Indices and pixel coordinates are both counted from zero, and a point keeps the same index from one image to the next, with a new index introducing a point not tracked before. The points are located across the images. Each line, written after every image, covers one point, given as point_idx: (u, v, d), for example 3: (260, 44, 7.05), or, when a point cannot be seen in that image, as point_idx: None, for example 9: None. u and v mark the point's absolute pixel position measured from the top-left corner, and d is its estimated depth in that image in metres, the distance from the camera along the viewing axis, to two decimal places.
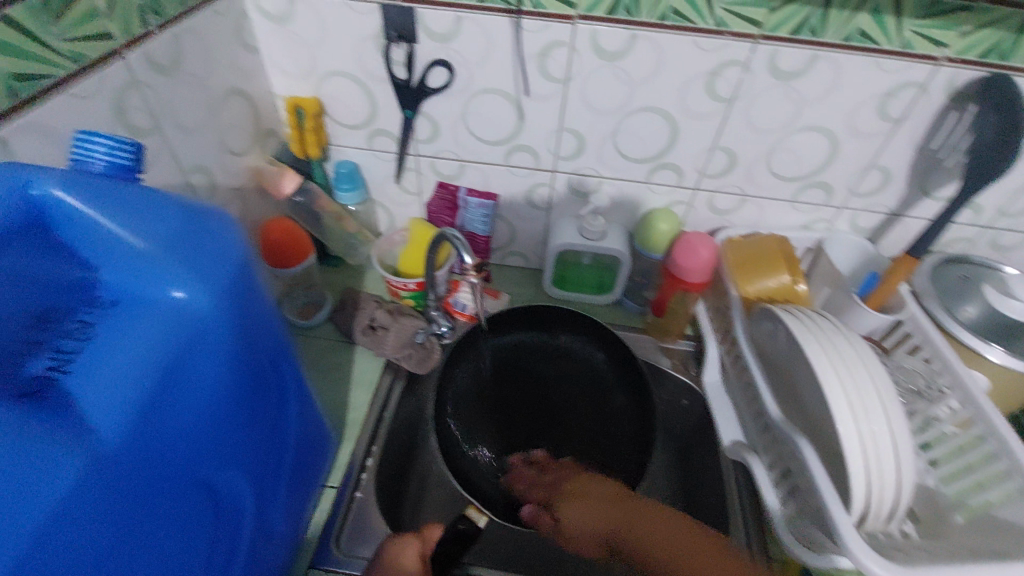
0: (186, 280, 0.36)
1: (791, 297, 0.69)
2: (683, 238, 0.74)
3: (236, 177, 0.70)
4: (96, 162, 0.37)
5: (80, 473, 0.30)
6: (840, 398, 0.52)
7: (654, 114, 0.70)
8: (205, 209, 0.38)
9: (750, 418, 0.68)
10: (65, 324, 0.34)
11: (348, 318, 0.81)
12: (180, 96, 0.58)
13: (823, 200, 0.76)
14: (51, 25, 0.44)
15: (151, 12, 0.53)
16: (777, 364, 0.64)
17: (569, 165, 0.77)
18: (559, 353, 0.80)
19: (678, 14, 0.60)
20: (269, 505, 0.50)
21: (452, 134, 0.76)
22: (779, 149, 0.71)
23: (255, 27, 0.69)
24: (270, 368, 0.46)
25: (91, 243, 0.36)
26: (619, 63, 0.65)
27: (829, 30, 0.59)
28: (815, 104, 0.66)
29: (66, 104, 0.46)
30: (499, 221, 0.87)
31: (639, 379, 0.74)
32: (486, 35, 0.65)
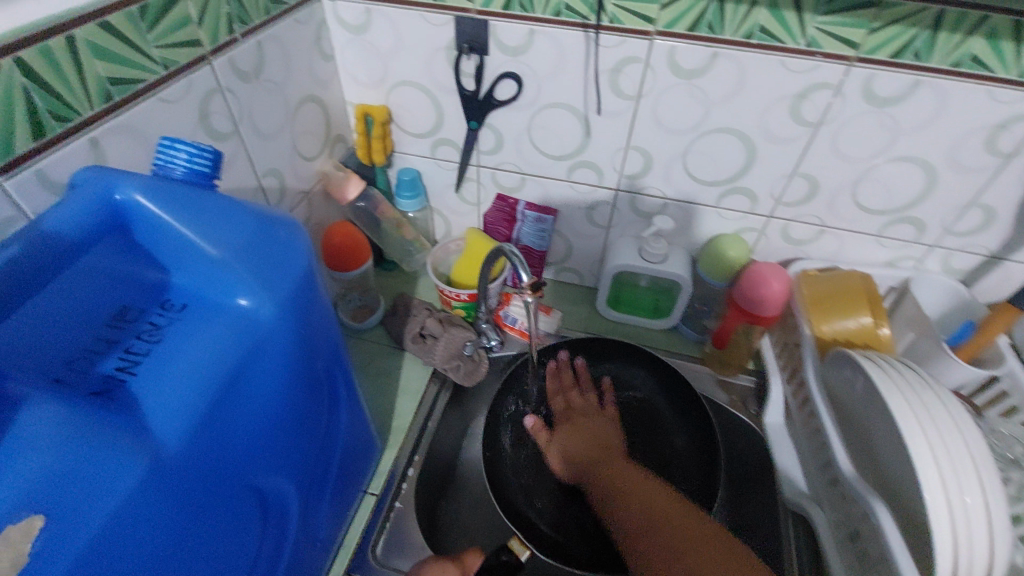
0: (252, 289, 0.37)
1: (872, 341, 0.63)
2: (752, 269, 0.70)
3: (304, 180, 0.71)
4: (177, 169, 0.38)
5: (140, 479, 0.30)
6: (928, 462, 0.47)
7: (730, 136, 0.66)
8: (276, 218, 0.39)
9: (817, 468, 0.63)
10: (138, 324, 0.35)
11: (399, 324, 0.81)
12: (259, 101, 0.60)
13: (912, 236, 0.70)
14: (147, 33, 0.46)
15: (238, 21, 0.54)
16: (852, 413, 0.58)
17: (634, 184, 0.75)
18: (612, 388, 0.78)
19: (765, 33, 0.57)
20: (314, 511, 0.49)
21: (516, 147, 0.75)
22: (866, 180, 0.66)
23: (333, 36, 0.70)
24: (325, 375, 0.46)
25: (167, 247, 0.37)
26: (695, 82, 0.62)
27: (936, 55, 0.54)
28: (912, 133, 0.60)
29: (154, 108, 0.48)
30: (556, 237, 0.85)
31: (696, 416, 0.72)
32: (558, 49, 0.63)
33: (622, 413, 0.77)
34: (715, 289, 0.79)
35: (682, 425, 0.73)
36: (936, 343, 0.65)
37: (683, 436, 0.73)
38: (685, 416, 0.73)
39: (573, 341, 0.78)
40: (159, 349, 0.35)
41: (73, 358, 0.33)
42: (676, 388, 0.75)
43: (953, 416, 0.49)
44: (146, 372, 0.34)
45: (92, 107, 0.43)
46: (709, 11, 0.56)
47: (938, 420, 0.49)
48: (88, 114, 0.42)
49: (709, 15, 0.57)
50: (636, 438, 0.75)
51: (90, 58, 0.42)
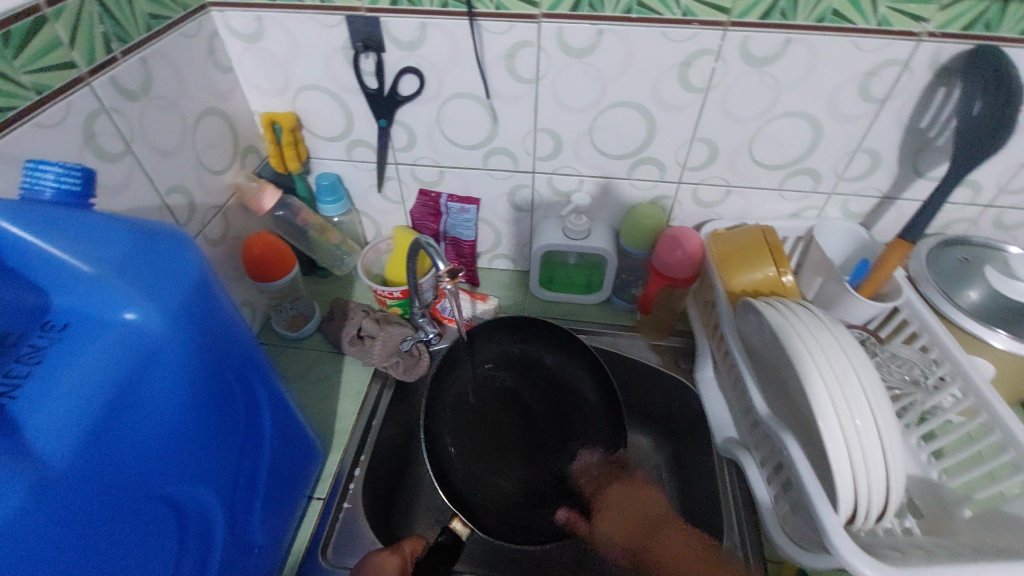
0: (138, 302, 0.37)
1: (777, 290, 0.65)
2: (666, 234, 0.73)
3: (217, 195, 0.71)
4: (46, 191, 0.38)
5: (26, 495, 0.30)
6: (822, 393, 0.50)
7: (628, 109, 0.68)
8: (159, 232, 0.39)
9: (742, 416, 0.66)
10: (18, 348, 0.35)
11: (336, 328, 0.81)
12: (152, 119, 0.59)
13: (810, 186, 0.74)
14: (13, 59, 0.45)
15: (115, 39, 0.54)
16: (766, 358, 0.61)
17: (548, 165, 0.77)
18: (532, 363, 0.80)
19: (642, 6, 0.59)
20: (243, 519, 0.49)
21: (429, 141, 0.76)
22: (760, 137, 0.69)
23: (228, 46, 0.69)
24: (237, 383, 0.46)
25: (40, 269, 0.36)
26: (588, 59, 0.64)
27: (801, 12, 0.57)
28: (793, 88, 0.64)
29: (31, 134, 0.47)
30: (483, 225, 0.86)
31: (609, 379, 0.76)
32: (452, 39, 0.64)
33: (541, 380, 0.80)
34: (638, 258, 0.82)
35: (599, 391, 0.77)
36: (839, 284, 0.69)
37: (597, 399, 0.77)
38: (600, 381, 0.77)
39: (500, 321, 0.78)
40: (42, 370, 0.34)
41: None
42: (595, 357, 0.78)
43: (845, 347, 0.52)
44: (28, 392, 0.33)
45: None
46: None
47: (831, 354, 0.52)
48: None
49: None
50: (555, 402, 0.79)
51: None
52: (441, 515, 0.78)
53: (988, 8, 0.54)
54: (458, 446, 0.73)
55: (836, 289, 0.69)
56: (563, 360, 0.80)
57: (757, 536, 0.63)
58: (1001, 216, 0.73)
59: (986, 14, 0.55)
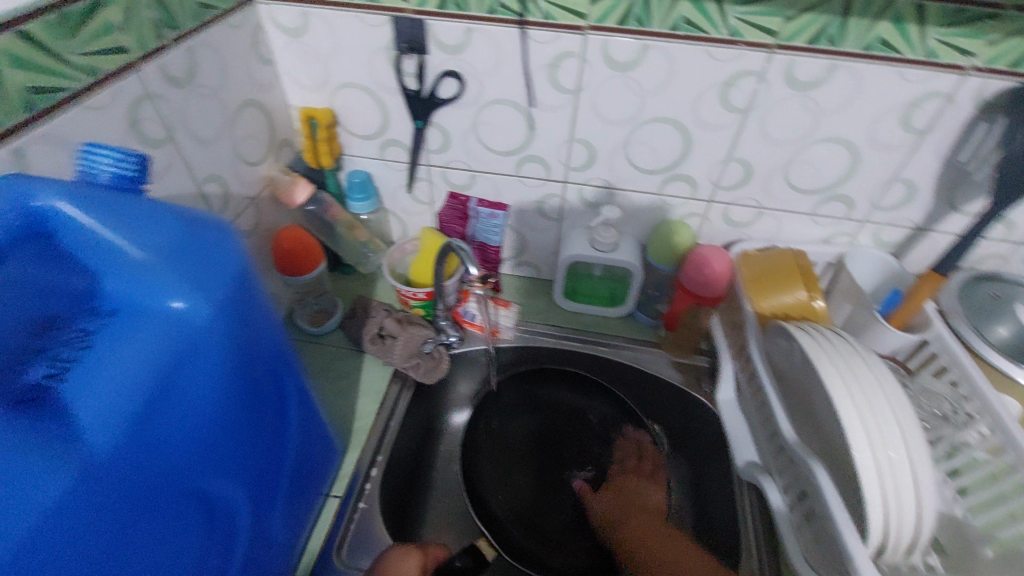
0: (186, 291, 0.36)
1: (807, 314, 0.66)
2: (695, 252, 0.73)
3: (251, 186, 0.71)
4: (101, 174, 0.38)
5: (69, 485, 0.30)
6: (855, 423, 0.49)
7: (666, 125, 0.68)
8: (206, 221, 0.39)
9: (765, 440, 0.66)
10: (65, 332, 0.35)
11: (357, 327, 0.81)
12: (195, 108, 0.59)
13: (843, 213, 0.74)
14: (69, 41, 0.45)
15: (166, 26, 0.54)
16: (792, 381, 0.61)
17: (580, 176, 0.77)
18: (547, 397, 0.86)
19: (689, 24, 0.59)
20: (267, 514, 0.49)
21: (463, 145, 0.76)
22: (797, 161, 0.69)
23: (271, 40, 0.70)
24: (270, 377, 0.46)
25: (93, 252, 0.36)
26: (630, 73, 0.64)
27: (849, 40, 0.57)
28: (833, 114, 0.64)
29: (81, 116, 0.47)
30: (510, 231, 0.86)
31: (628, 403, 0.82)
32: (496, 45, 0.65)
33: (554, 412, 0.86)
34: (664, 274, 0.82)
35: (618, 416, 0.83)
36: (869, 313, 0.69)
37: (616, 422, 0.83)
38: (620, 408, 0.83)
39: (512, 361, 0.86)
40: (89, 357, 0.34)
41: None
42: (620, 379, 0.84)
43: (880, 378, 0.52)
44: (74, 378, 0.33)
45: (13, 118, 0.42)
46: (636, 5, 0.59)
47: (865, 384, 0.51)
48: (7, 124, 0.41)
49: (636, 8, 0.59)
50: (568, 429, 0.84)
51: (8, 67, 0.41)
52: (455, 521, 0.78)
53: None
54: (489, 477, 0.79)
55: (866, 317, 0.69)
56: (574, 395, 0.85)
57: (776, 563, 0.62)
58: None
59: None
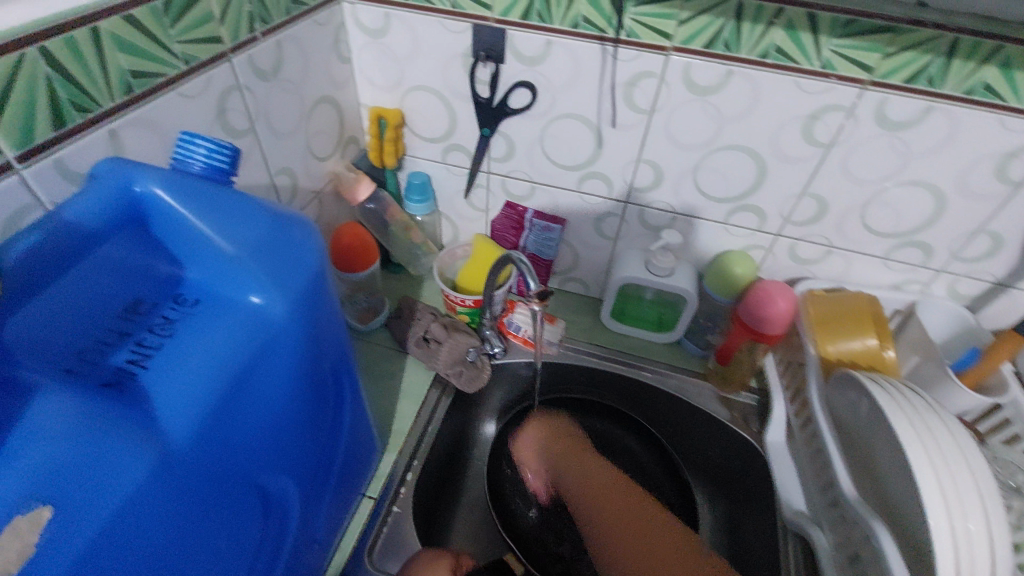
0: (267, 287, 0.37)
1: (877, 363, 0.64)
2: (757, 287, 0.71)
3: (316, 180, 0.71)
4: (194, 164, 0.38)
5: (146, 474, 0.30)
6: (932, 487, 0.47)
7: (741, 153, 0.66)
8: (291, 217, 0.39)
9: (818, 490, 0.63)
10: (151, 318, 0.36)
11: (403, 328, 0.81)
12: (275, 100, 0.60)
13: (919, 260, 0.70)
14: (170, 28, 0.46)
15: (259, 19, 0.55)
16: (854, 433, 0.59)
17: (643, 198, 0.75)
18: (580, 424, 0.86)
19: (780, 53, 0.57)
20: (314, 512, 0.49)
21: (527, 156, 0.75)
22: (876, 203, 0.66)
23: (351, 38, 0.71)
24: (331, 376, 0.46)
25: (182, 242, 0.37)
26: (710, 98, 0.62)
27: (950, 82, 0.55)
28: (922, 157, 0.61)
29: (173, 102, 0.48)
30: (563, 246, 0.85)
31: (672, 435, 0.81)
32: (574, 60, 0.64)
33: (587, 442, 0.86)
34: (720, 305, 0.79)
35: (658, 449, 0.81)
36: (940, 368, 0.65)
37: (651, 454, 0.82)
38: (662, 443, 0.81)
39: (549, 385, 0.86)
40: (172, 344, 0.34)
41: (85, 349, 0.33)
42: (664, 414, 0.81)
43: (959, 443, 0.50)
44: (157, 365, 0.33)
45: (112, 99, 0.43)
46: (726, 29, 0.57)
47: (944, 447, 0.49)
48: (106, 106, 0.42)
49: (726, 33, 0.57)
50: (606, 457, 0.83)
51: (112, 50, 0.42)
52: (480, 533, 0.77)
53: None
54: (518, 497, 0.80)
55: (936, 373, 0.65)
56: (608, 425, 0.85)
57: None
58: None
59: None
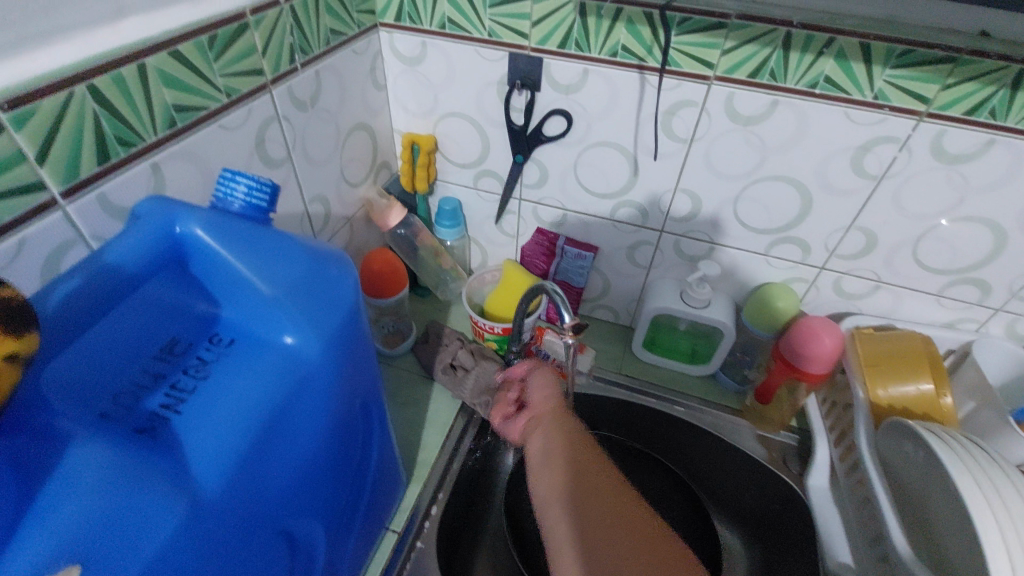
0: (302, 329, 0.36)
1: (932, 410, 0.60)
2: (802, 322, 0.68)
3: (349, 206, 0.72)
4: (234, 202, 0.38)
5: (177, 527, 0.29)
6: (1003, 554, 0.43)
7: (785, 184, 0.64)
8: (327, 255, 0.38)
9: (867, 543, 0.59)
10: (186, 359, 0.35)
11: (430, 354, 0.80)
12: (312, 129, 0.60)
13: (976, 298, 0.66)
14: (214, 62, 0.46)
15: (299, 50, 0.55)
16: (908, 485, 0.55)
17: (679, 227, 0.73)
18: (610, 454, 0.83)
19: (830, 83, 0.55)
20: (339, 553, 0.47)
21: (560, 183, 0.74)
22: (929, 237, 0.63)
23: (387, 66, 0.71)
24: (362, 413, 0.44)
25: (220, 281, 0.36)
26: (753, 128, 0.60)
27: (1015, 114, 0.51)
28: (982, 192, 0.57)
29: (214, 134, 0.48)
30: (594, 273, 0.83)
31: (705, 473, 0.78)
32: (612, 88, 0.63)
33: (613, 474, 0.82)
34: (760, 338, 0.76)
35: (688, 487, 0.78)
36: (1001, 415, 0.61)
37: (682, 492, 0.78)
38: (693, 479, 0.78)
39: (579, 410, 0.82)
40: (205, 387, 0.34)
41: (120, 392, 0.32)
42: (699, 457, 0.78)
43: None
44: (190, 409, 0.33)
45: (155, 132, 0.43)
46: (772, 58, 0.55)
47: (1015, 508, 0.45)
48: (150, 140, 0.43)
49: (772, 62, 0.55)
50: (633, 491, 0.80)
51: (158, 85, 0.42)
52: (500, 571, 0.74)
53: None
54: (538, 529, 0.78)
55: (996, 420, 0.61)
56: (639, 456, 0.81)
57: None
58: None
59: None
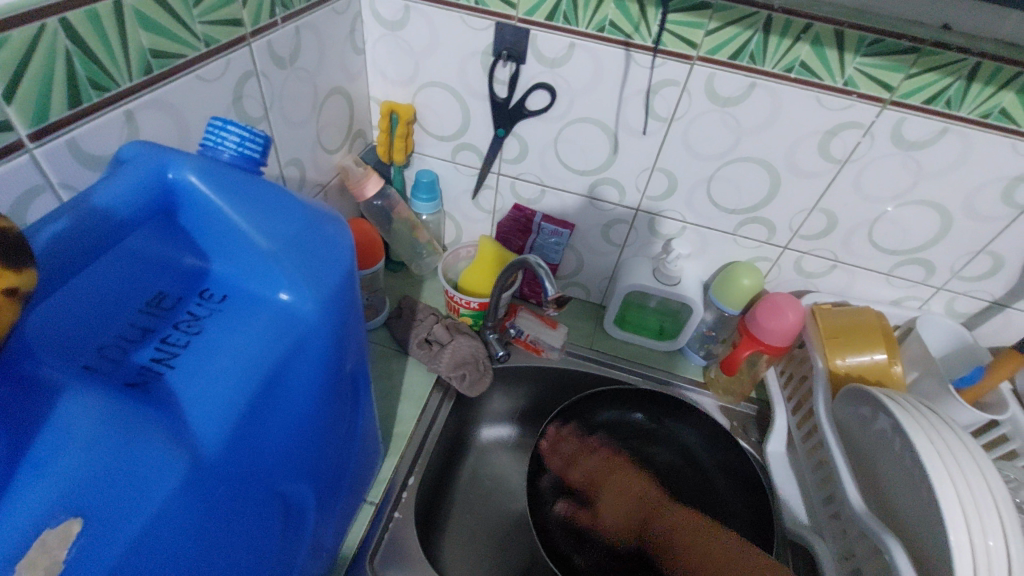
0: (298, 284, 0.34)
1: (884, 378, 0.66)
2: (768, 298, 0.70)
3: (324, 173, 0.69)
4: (224, 152, 0.37)
5: (178, 483, 0.28)
6: (952, 500, 0.47)
7: (756, 166, 0.67)
8: (324, 211, 0.37)
9: (820, 502, 0.64)
10: (176, 314, 0.34)
11: (404, 328, 0.79)
12: (290, 89, 0.58)
13: (920, 277, 0.72)
14: (193, 7, 0.43)
15: (280, 4, 0.52)
16: (862, 449, 0.60)
17: (654, 206, 0.75)
18: (655, 431, 0.78)
19: (804, 68, 0.58)
20: (326, 519, 0.47)
21: (540, 158, 0.74)
22: (883, 220, 0.68)
23: (366, 30, 0.69)
24: (352, 380, 0.43)
25: (211, 233, 0.35)
26: (731, 109, 0.63)
27: (967, 105, 0.56)
28: (933, 178, 0.62)
29: (192, 85, 0.45)
30: (569, 250, 0.85)
31: (676, 439, 0.77)
32: (597, 63, 0.63)
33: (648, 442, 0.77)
34: (727, 315, 0.79)
35: (679, 467, 0.76)
36: (940, 384, 0.66)
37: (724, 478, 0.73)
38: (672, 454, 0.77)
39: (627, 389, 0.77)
40: (199, 343, 0.32)
41: (106, 345, 0.31)
42: (653, 420, 0.78)
43: (975, 454, 0.50)
44: (183, 364, 0.31)
45: (131, 78, 0.40)
46: (754, 41, 0.57)
47: (963, 463, 0.49)
48: (124, 86, 0.40)
49: (753, 45, 0.57)
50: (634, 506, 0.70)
51: (134, 27, 0.39)
52: (478, 533, 0.75)
53: None
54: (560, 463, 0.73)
55: (937, 388, 0.66)
56: (681, 431, 0.77)
57: None
58: None
59: None
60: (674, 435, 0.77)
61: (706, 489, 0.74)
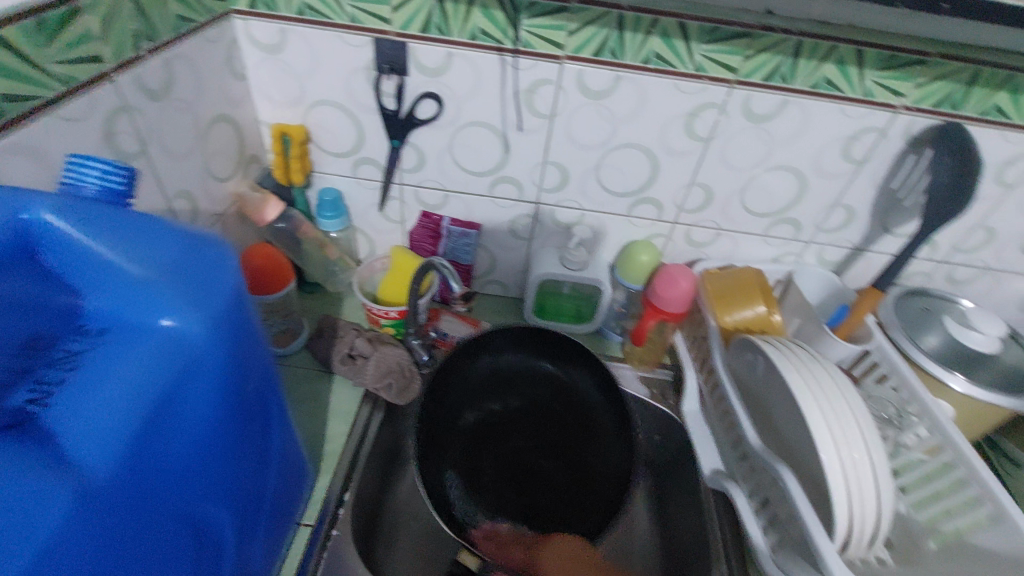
0: (181, 310, 0.34)
1: (767, 327, 0.73)
2: (663, 270, 0.76)
3: (218, 202, 0.69)
4: (88, 188, 0.37)
5: (68, 510, 0.28)
6: (822, 426, 0.54)
7: (635, 151, 0.73)
8: (203, 235, 0.37)
9: (730, 447, 0.70)
10: (52, 352, 0.34)
11: (325, 346, 0.79)
12: (167, 121, 0.57)
13: (792, 234, 0.81)
14: (46, 46, 0.43)
15: (144, 37, 0.52)
16: (755, 392, 0.66)
17: (553, 198, 0.79)
18: (545, 373, 0.81)
19: (660, 59, 0.64)
20: (249, 542, 0.47)
21: (438, 164, 0.77)
22: (751, 187, 0.75)
23: (245, 55, 0.69)
24: (260, 401, 0.43)
25: (82, 269, 0.35)
26: (603, 101, 0.68)
27: (799, 78, 0.64)
28: (785, 146, 0.70)
29: (56, 126, 0.44)
30: (481, 250, 0.88)
31: (571, 382, 0.80)
32: (475, 69, 0.67)
33: (542, 387, 0.80)
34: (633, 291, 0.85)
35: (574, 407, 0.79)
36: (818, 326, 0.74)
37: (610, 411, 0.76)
38: (561, 392, 0.80)
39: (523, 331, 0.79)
40: (80, 378, 0.33)
41: None
42: (544, 364, 0.81)
43: (838, 381, 0.57)
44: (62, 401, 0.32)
45: None
46: (611, 38, 0.62)
47: (829, 392, 0.56)
48: None
49: (611, 42, 0.62)
50: (506, 469, 0.75)
51: None
52: (426, 537, 0.76)
53: (956, 90, 0.63)
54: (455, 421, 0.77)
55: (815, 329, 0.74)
56: (574, 373, 0.79)
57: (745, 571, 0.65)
58: (952, 272, 0.83)
59: (954, 95, 0.63)
60: (564, 375, 0.80)
61: (597, 428, 0.77)
